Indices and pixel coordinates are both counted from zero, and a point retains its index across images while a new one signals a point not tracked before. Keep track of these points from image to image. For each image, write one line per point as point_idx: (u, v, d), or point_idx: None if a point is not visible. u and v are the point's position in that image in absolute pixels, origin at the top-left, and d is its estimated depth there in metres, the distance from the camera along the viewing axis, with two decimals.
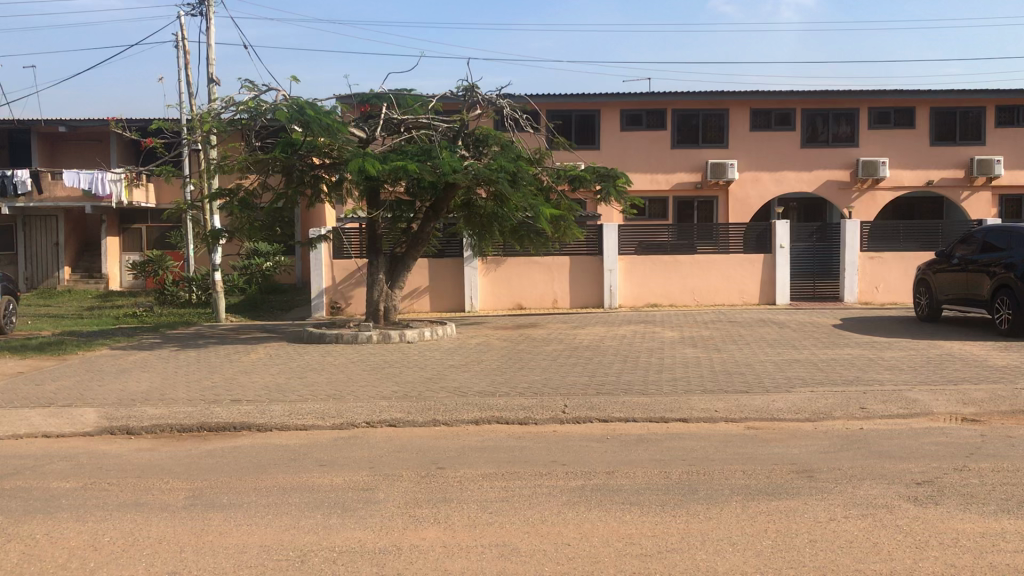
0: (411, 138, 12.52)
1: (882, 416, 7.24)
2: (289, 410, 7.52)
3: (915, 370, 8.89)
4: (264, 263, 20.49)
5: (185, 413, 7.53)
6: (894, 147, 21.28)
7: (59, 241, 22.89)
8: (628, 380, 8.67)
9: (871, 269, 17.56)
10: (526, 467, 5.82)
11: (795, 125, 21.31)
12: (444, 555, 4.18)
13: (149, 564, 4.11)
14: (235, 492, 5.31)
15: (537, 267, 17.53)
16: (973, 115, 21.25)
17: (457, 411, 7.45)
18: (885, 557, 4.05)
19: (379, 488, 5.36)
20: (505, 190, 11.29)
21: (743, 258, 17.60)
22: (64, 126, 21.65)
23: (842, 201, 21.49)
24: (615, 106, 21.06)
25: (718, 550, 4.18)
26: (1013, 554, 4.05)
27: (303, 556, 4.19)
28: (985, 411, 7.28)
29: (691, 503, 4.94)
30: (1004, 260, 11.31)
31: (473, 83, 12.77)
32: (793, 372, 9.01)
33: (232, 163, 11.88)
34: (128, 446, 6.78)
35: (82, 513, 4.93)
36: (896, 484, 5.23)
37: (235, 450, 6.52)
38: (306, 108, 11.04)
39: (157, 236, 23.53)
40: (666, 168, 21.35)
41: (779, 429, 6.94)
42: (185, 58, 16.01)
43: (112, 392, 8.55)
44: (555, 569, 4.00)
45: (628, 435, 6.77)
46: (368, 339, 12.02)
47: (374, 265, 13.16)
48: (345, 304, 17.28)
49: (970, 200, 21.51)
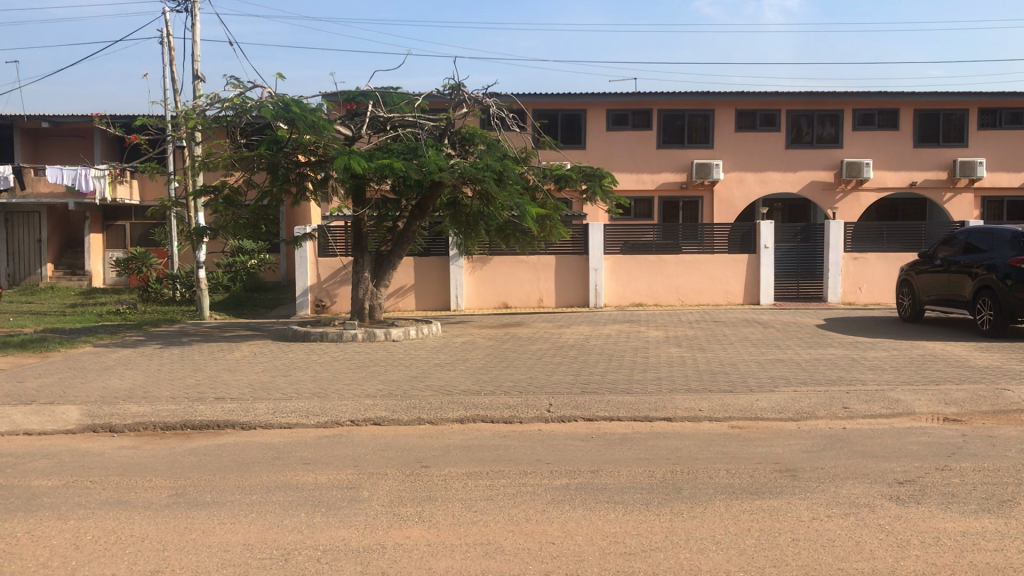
0: (397, 136, 12.57)
1: (865, 416, 7.28)
2: (274, 409, 7.49)
3: (897, 370, 8.95)
4: (249, 261, 20.40)
5: (168, 411, 7.48)
6: (878, 148, 21.41)
7: (42, 237, 22.75)
8: (612, 379, 8.69)
9: (854, 270, 17.67)
10: (511, 466, 5.84)
11: (780, 126, 21.40)
12: (428, 554, 4.17)
13: (131, 563, 4.08)
14: (219, 491, 5.28)
15: (521, 266, 17.54)
16: (956, 116, 21.41)
17: (442, 411, 7.44)
18: (868, 557, 4.08)
19: (364, 487, 5.34)
20: (491, 189, 11.29)
21: (728, 258, 17.69)
22: (47, 122, 21.47)
23: (826, 202, 21.60)
24: (601, 106, 21.11)
25: (702, 550, 4.19)
26: (994, 553, 4.08)
27: (287, 555, 4.17)
28: (967, 411, 7.34)
29: (675, 501, 4.96)
30: (986, 261, 11.40)
31: (460, 81, 12.73)
32: (776, 371, 9.06)
33: (216, 160, 11.84)
34: (111, 444, 6.75)
35: (64, 512, 4.89)
36: (879, 483, 5.27)
37: (219, 448, 6.50)
38: (292, 106, 10.85)
39: (141, 234, 23.42)
40: (652, 168, 21.40)
41: (763, 428, 6.98)
42: (170, 54, 15.91)
43: (93, 390, 8.48)
44: (539, 568, 3.99)
45: (613, 434, 6.79)
46: (353, 337, 12.01)
47: (359, 264, 13.09)
48: (330, 303, 17.24)
49: (953, 201, 21.64)
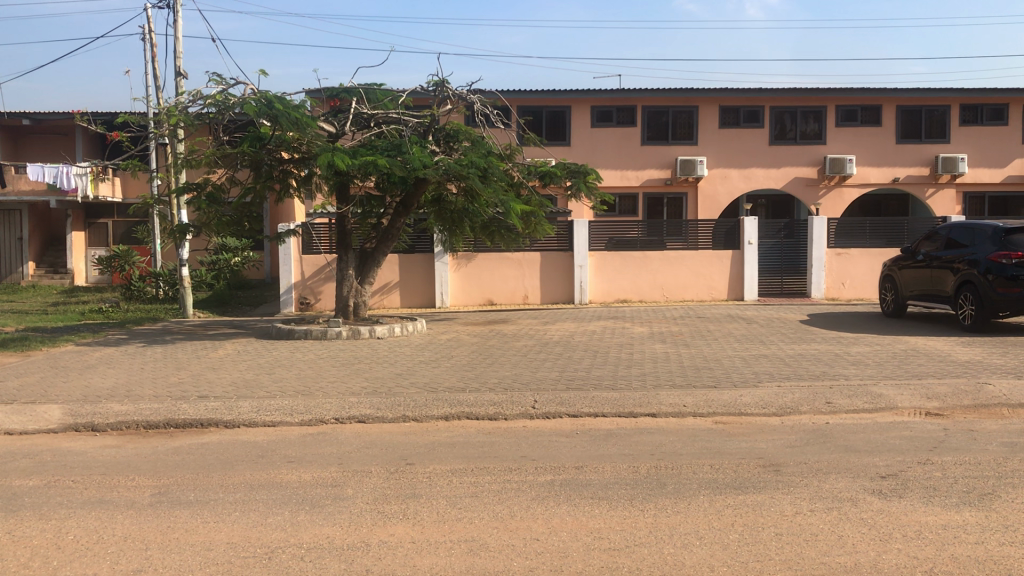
0: (381, 133, 12.57)
1: (848, 410, 7.34)
2: (258, 407, 7.46)
3: (879, 365, 9.01)
4: (233, 259, 20.21)
5: (151, 409, 7.43)
6: (860, 145, 21.51)
7: (24, 236, 22.59)
8: (597, 376, 8.68)
9: (837, 265, 17.78)
10: (495, 462, 5.83)
11: (763, 122, 21.47)
12: (412, 552, 4.16)
13: (113, 562, 4.06)
14: (202, 490, 5.26)
15: (507, 263, 17.54)
16: (938, 113, 21.56)
17: (427, 407, 7.44)
18: (850, 550, 4.10)
19: (348, 484, 5.34)
20: (477, 185, 11.25)
21: (712, 254, 17.75)
22: (28, 119, 21.28)
23: (809, 198, 21.71)
24: (586, 102, 21.11)
25: (686, 544, 4.20)
26: (975, 545, 4.12)
27: (271, 553, 4.16)
28: (948, 405, 7.41)
29: (660, 497, 4.97)
30: (968, 256, 11.48)
31: (444, 78, 12.68)
32: (760, 367, 9.07)
33: (199, 157, 11.77)
34: (93, 443, 6.71)
35: (45, 512, 4.85)
36: (861, 477, 5.30)
37: (203, 446, 6.48)
38: (275, 102, 10.78)
39: (123, 232, 23.35)
40: (636, 165, 21.45)
41: (746, 423, 7.01)
42: (152, 51, 15.81)
43: (75, 390, 8.40)
44: (523, 564, 4.00)
45: (597, 430, 6.81)
46: (337, 334, 11.99)
47: (344, 261, 13.02)
48: (314, 300, 17.19)
49: (935, 197, 21.78)
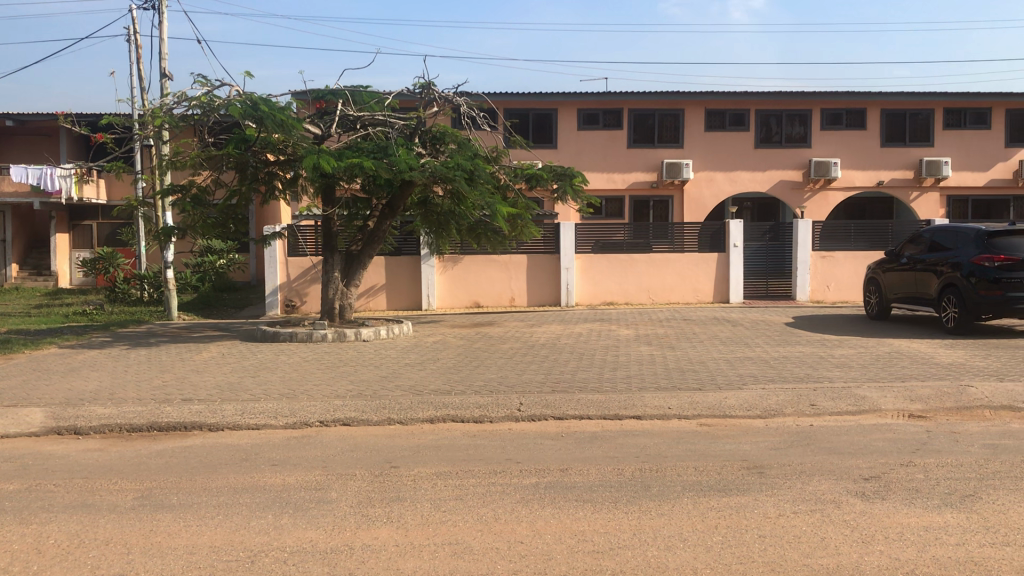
0: (368, 135, 12.54)
1: (832, 413, 7.37)
2: (241, 409, 7.42)
3: (863, 367, 9.04)
4: (218, 260, 20.32)
5: (133, 413, 7.37)
6: (845, 148, 21.61)
7: (6, 237, 22.41)
8: (582, 378, 8.70)
9: (822, 268, 17.86)
10: (480, 465, 5.83)
11: (749, 125, 21.55)
12: (395, 554, 4.16)
13: (95, 566, 4.04)
14: (186, 493, 5.24)
15: (493, 265, 17.54)
16: (922, 116, 21.68)
17: (411, 410, 7.42)
18: (832, 552, 4.11)
19: (332, 488, 5.32)
20: (462, 187, 11.23)
21: (698, 257, 17.79)
22: (10, 121, 21.15)
23: (794, 201, 21.79)
24: (572, 106, 21.18)
25: (668, 547, 4.20)
26: (956, 546, 4.15)
27: (253, 557, 4.15)
28: (931, 407, 7.44)
29: (643, 500, 4.97)
30: (950, 260, 11.55)
31: (430, 80, 12.69)
32: (745, 369, 9.08)
33: (184, 159, 11.71)
34: (75, 447, 6.66)
35: (25, 516, 4.81)
36: (845, 479, 5.32)
37: (186, 450, 6.44)
38: (260, 104, 10.75)
39: (108, 234, 23.24)
40: (623, 167, 21.49)
41: (731, 425, 7.03)
42: (138, 53, 15.74)
43: (58, 392, 8.35)
44: (508, 567, 3.99)
45: (582, 433, 6.81)
46: (323, 337, 11.95)
47: (329, 264, 12.98)
48: (300, 302, 17.15)
49: (919, 200, 21.91)
